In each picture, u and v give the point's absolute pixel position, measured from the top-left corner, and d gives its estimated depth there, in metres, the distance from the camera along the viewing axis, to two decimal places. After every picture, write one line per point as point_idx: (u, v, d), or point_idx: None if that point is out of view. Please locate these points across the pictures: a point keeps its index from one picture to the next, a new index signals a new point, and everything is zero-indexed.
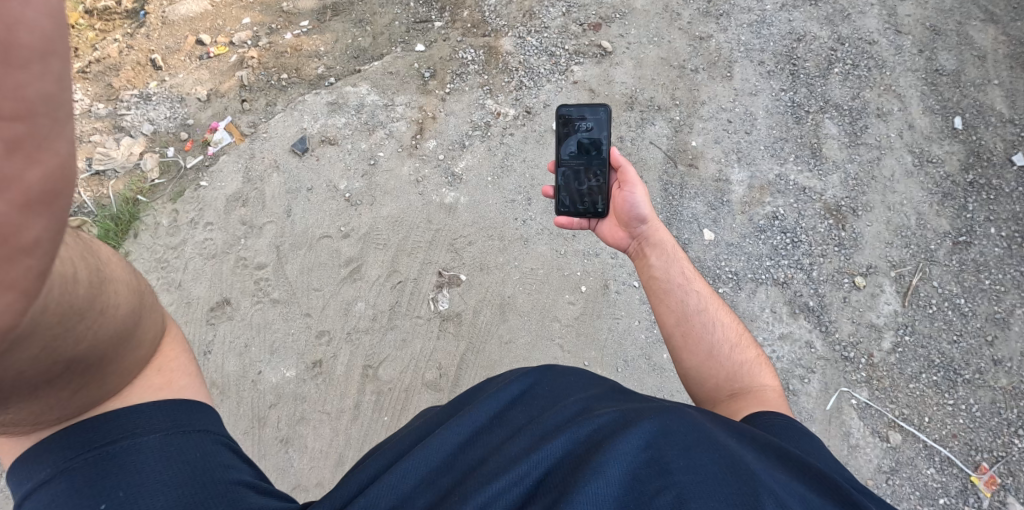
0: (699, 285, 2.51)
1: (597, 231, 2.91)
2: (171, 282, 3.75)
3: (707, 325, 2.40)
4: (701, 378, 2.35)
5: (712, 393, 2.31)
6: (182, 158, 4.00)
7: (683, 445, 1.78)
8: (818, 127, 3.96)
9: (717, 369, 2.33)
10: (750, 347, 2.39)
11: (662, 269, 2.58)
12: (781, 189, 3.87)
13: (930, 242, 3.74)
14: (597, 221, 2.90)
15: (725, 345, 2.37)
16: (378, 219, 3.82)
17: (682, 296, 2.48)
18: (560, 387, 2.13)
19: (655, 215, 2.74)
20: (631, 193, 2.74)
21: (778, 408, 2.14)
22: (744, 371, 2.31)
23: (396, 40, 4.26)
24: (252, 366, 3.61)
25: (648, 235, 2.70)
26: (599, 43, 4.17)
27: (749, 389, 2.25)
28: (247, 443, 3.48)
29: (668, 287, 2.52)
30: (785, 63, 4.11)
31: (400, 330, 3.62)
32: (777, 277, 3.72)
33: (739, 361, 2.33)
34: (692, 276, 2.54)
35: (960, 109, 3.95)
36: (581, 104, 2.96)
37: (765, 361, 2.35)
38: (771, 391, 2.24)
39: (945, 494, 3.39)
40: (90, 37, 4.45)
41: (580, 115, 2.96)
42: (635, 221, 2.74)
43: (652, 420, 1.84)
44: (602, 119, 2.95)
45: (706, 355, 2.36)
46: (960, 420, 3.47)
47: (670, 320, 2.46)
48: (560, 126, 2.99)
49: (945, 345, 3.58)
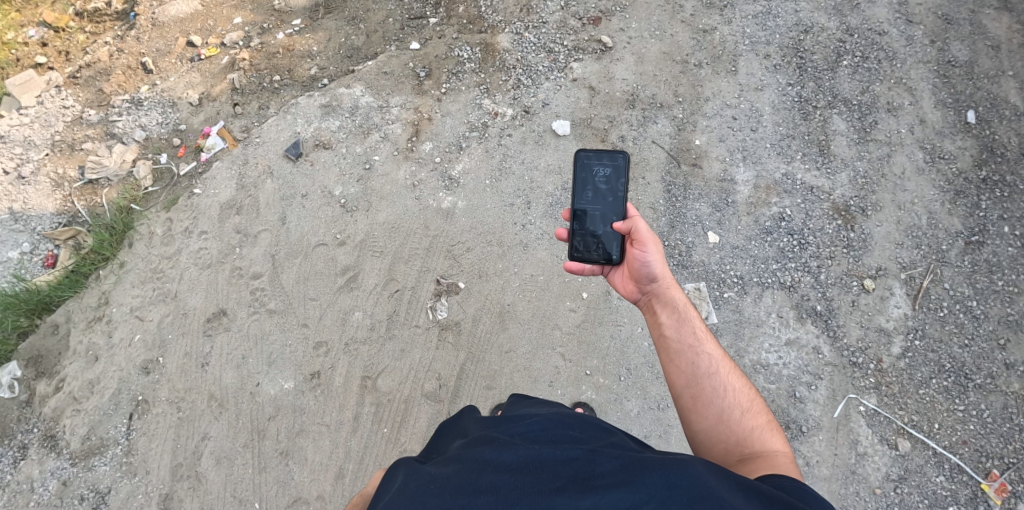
0: (710, 346, 2.45)
1: (608, 279, 2.79)
2: (166, 293, 3.65)
3: (717, 389, 2.37)
4: (709, 442, 2.32)
5: (721, 458, 2.29)
6: (174, 165, 3.92)
7: (685, 502, 1.90)
8: (826, 124, 3.84)
9: (727, 432, 2.30)
10: (762, 411, 2.34)
11: (673, 329, 2.50)
12: (788, 188, 3.77)
13: (942, 243, 3.64)
14: (609, 270, 2.79)
15: (736, 410, 2.34)
16: (375, 225, 3.74)
17: (692, 358, 2.43)
18: (563, 428, 2.25)
19: (669, 273, 2.63)
20: (644, 251, 2.64)
21: (787, 474, 2.13)
22: (755, 436, 2.28)
23: (390, 38, 4.15)
24: (250, 378, 3.53)
25: (659, 291, 2.60)
26: (600, 38, 4.04)
27: (758, 455, 2.23)
28: (247, 456, 3.41)
29: (678, 348, 2.46)
30: (792, 56, 3.97)
31: (399, 340, 3.58)
32: (784, 280, 3.64)
33: (750, 426, 2.30)
34: (704, 336, 2.47)
35: (973, 102, 3.81)
36: (599, 150, 2.86)
37: (776, 426, 2.31)
38: (782, 458, 2.21)
39: (954, 502, 3.33)
40: (80, 40, 4.34)
41: (598, 160, 2.87)
42: (646, 278, 2.64)
43: (655, 473, 1.96)
44: (619, 165, 2.86)
45: (715, 419, 2.34)
46: (971, 426, 3.40)
47: (679, 381, 2.42)
48: (578, 170, 2.87)
49: (955, 349, 3.51)
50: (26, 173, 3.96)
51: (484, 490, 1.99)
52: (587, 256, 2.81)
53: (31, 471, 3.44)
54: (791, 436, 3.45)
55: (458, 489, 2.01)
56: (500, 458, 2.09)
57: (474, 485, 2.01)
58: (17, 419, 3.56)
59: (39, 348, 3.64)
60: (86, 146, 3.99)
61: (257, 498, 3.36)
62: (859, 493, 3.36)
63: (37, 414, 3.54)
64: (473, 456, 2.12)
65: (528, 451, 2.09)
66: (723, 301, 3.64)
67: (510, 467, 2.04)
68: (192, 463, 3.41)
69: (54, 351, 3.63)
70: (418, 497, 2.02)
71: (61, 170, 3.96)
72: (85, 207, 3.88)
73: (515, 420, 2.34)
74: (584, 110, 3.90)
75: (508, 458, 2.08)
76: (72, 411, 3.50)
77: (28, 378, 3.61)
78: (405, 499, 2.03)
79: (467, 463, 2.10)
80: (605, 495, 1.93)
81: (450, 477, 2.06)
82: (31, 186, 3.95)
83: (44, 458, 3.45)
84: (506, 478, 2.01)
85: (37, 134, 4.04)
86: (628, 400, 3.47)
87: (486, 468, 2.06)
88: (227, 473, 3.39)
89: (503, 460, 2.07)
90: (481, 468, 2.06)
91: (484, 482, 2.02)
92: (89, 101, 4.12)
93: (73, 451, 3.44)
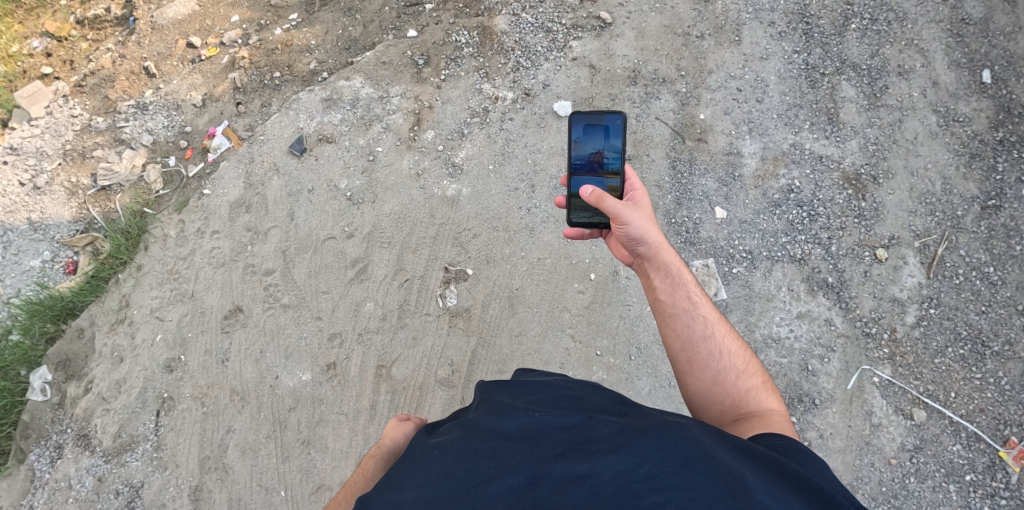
0: (706, 310, 2.44)
1: (607, 243, 2.85)
2: (184, 293, 3.75)
3: (713, 352, 2.36)
4: (705, 404, 2.34)
5: (718, 419, 2.31)
6: (183, 167, 4.00)
7: (680, 462, 1.91)
8: (834, 90, 3.75)
9: (722, 394, 2.31)
10: (758, 372, 2.34)
11: (667, 293, 2.50)
12: (796, 159, 3.70)
13: (957, 208, 3.56)
14: (606, 233, 2.85)
15: (731, 372, 2.33)
16: (381, 217, 3.78)
17: (687, 322, 2.42)
18: (564, 392, 2.29)
19: (660, 236, 2.62)
20: (634, 215, 2.64)
21: (781, 433, 2.14)
22: (750, 397, 2.29)
23: (387, 27, 4.13)
24: (269, 372, 3.64)
25: (652, 255, 2.61)
26: (599, 14, 3.97)
27: (753, 415, 2.24)
28: (270, 447, 3.54)
29: (674, 311, 2.45)
30: (798, 22, 3.87)
31: (410, 329, 3.64)
32: (795, 253, 3.60)
33: (746, 387, 2.30)
34: (699, 299, 2.46)
35: (988, 60, 3.67)
36: (595, 113, 2.79)
37: (771, 387, 2.32)
38: (777, 417, 2.22)
39: (971, 471, 3.31)
40: (84, 48, 4.40)
41: (592, 124, 2.79)
42: (635, 242, 2.65)
43: (650, 437, 1.98)
44: (614, 127, 2.79)
45: (711, 381, 2.34)
46: (988, 394, 3.36)
47: (675, 345, 2.42)
48: (572, 136, 2.82)
49: (972, 316, 3.45)
50: (41, 183, 4.08)
51: (485, 456, 2.03)
52: (583, 222, 2.85)
53: (67, 469, 3.61)
54: (804, 409, 3.44)
55: (461, 454, 2.06)
56: (501, 427, 2.13)
57: (476, 451, 2.06)
58: (51, 420, 3.73)
59: (66, 352, 3.79)
60: (97, 153, 4.08)
61: (282, 486, 3.49)
62: (873, 464, 3.36)
63: (70, 415, 3.71)
64: (476, 424, 2.17)
65: (528, 420, 2.13)
66: (732, 277, 3.61)
67: (510, 434, 2.08)
68: (219, 456, 3.55)
69: (81, 354, 3.78)
70: (423, 464, 2.06)
71: (75, 178, 4.07)
72: (100, 213, 3.99)
73: (521, 385, 2.38)
74: (585, 89, 3.86)
75: (509, 426, 2.12)
76: (102, 411, 3.66)
77: (58, 381, 3.77)
78: (411, 466, 2.09)
79: (470, 431, 2.15)
80: (601, 459, 1.96)
81: (454, 443, 2.12)
82: (46, 196, 4.07)
83: (79, 456, 3.63)
84: (506, 445, 2.05)
85: (49, 144, 4.14)
86: (640, 379, 3.50)
87: (487, 435, 2.10)
88: (252, 463, 3.53)
89: (504, 428, 2.12)
90: (483, 435, 2.11)
91: (485, 447, 2.06)
92: (96, 108, 4.20)
93: (106, 448, 3.61)
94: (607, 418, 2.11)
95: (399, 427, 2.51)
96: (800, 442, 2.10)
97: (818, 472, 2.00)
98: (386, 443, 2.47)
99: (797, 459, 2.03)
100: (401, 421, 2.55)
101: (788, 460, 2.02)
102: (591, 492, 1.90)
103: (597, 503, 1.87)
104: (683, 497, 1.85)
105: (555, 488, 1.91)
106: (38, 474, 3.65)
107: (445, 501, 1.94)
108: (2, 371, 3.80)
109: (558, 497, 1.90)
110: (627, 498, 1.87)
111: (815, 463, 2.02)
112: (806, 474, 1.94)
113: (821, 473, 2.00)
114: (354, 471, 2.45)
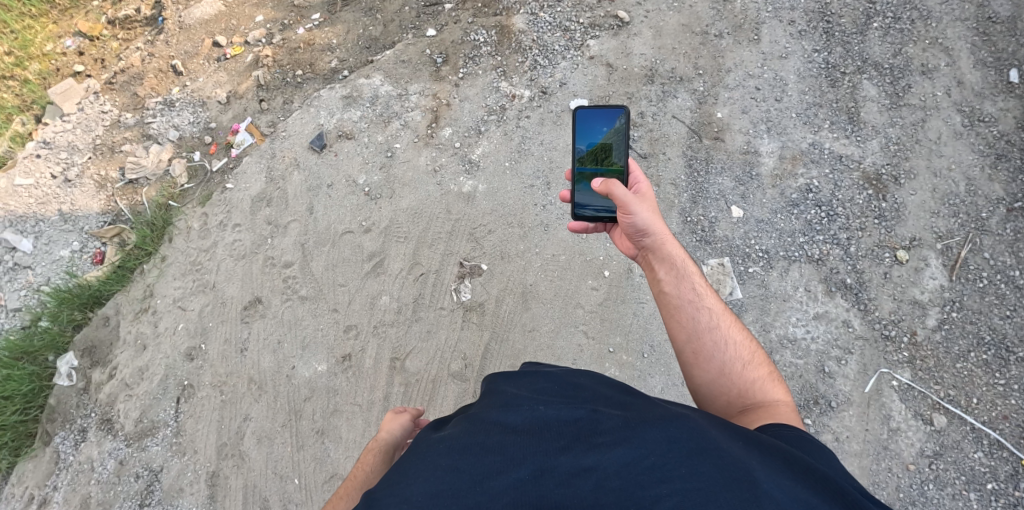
0: (711, 301, 2.43)
1: (611, 237, 2.86)
2: (206, 284, 3.85)
3: (719, 343, 2.35)
4: (712, 395, 2.32)
5: (724, 410, 2.29)
6: (207, 161, 4.11)
7: (685, 453, 1.90)
8: (855, 90, 3.71)
9: (728, 385, 2.30)
10: (763, 363, 2.33)
11: (672, 285, 2.49)
12: (815, 158, 3.66)
13: (982, 210, 3.49)
14: (610, 226, 2.87)
15: (737, 362, 2.32)
16: (398, 212, 3.83)
17: (692, 313, 2.41)
18: (571, 382, 2.29)
19: (664, 227, 2.62)
20: (637, 207, 2.64)
21: (788, 424, 2.13)
22: (756, 388, 2.28)
23: (407, 26, 4.20)
24: (286, 362, 3.70)
25: (656, 247, 2.60)
26: (616, 13, 3.99)
27: (759, 405, 2.23)
28: (285, 435, 3.61)
29: (679, 303, 2.44)
30: (818, 21, 3.84)
31: (424, 322, 3.68)
32: (812, 253, 3.55)
33: (751, 378, 2.29)
34: (704, 290, 2.45)
35: (1016, 60, 3.61)
36: (599, 108, 2.81)
37: (777, 378, 2.31)
38: (783, 408, 2.22)
39: (993, 479, 3.22)
40: (114, 47, 4.56)
41: (597, 119, 2.81)
42: (641, 234, 2.64)
43: (655, 428, 1.98)
44: (619, 124, 2.81)
45: (717, 372, 2.32)
46: (1012, 401, 3.28)
47: (681, 336, 2.40)
48: (578, 136, 2.84)
49: (996, 320, 3.37)
50: (72, 177, 4.22)
51: (490, 450, 2.03)
52: (588, 217, 2.87)
53: (90, 452, 3.73)
54: (820, 412, 3.38)
55: (466, 448, 2.06)
56: (507, 420, 2.13)
57: (480, 445, 2.06)
58: (76, 405, 3.85)
59: (93, 339, 3.92)
60: (125, 148, 4.22)
61: (296, 475, 3.55)
62: (891, 469, 3.29)
63: (94, 400, 3.82)
64: (481, 418, 2.17)
65: (534, 413, 2.13)
66: (747, 277, 3.57)
67: (515, 427, 2.09)
68: (236, 443, 3.63)
69: (106, 341, 3.90)
70: (429, 457, 2.05)
71: (104, 172, 4.21)
72: (127, 206, 4.13)
73: (528, 376, 2.37)
74: (601, 88, 3.87)
75: (514, 419, 2.12)
76: (124, 397, 3.76)
77: (84, 367, 3.89)
78: (418, 459, 2.08)
79: (475, 425, 2.15)
80: (606, 451, 1.95)
81: (461, 436, 2.12)
82: (76, 188, 4.21)
83: (102, 439, 3.73)
84: (511, 438, 2.06)
85: (81, 139, 4.30)
86: (652, 377, 3.49)
87: (492, 429, 2.11)
88: (268, 451, 3.60)
89: (509, 422, 2.12)
90: (488, 429, 2.11)
91: (490, 441, 2.06)
92: (125, 104, 4.34)
93: (128, 432, 3.71)
94: (612, 410, 2.11)
95: (396, 420, 2.57)
96: (807, 433, 2.09)
97: (825, 462, 1.99)
98: (383, 437, 2.53)
99: (804, 449, 2.02)
100: (397, 415, 2.61)
101: (796, 451, 2.00)
102: (596, 484, 1.90)
103: (601, 496, 1.87)
104: (688, 488, 1.84)
105: (561, 481, 1.92)
106: (63, 456, 3.77)
107: (450, 495, 1.94)
108: (32, 356, 3.96)
109: (564, 490, 1.90)
110: (631, 489, 1.87)
111: (822, 453, 2.01)
112: (815, 465, 1.92)
113: (830, 465, 1.98)
114: (357, 466, 2.49)
